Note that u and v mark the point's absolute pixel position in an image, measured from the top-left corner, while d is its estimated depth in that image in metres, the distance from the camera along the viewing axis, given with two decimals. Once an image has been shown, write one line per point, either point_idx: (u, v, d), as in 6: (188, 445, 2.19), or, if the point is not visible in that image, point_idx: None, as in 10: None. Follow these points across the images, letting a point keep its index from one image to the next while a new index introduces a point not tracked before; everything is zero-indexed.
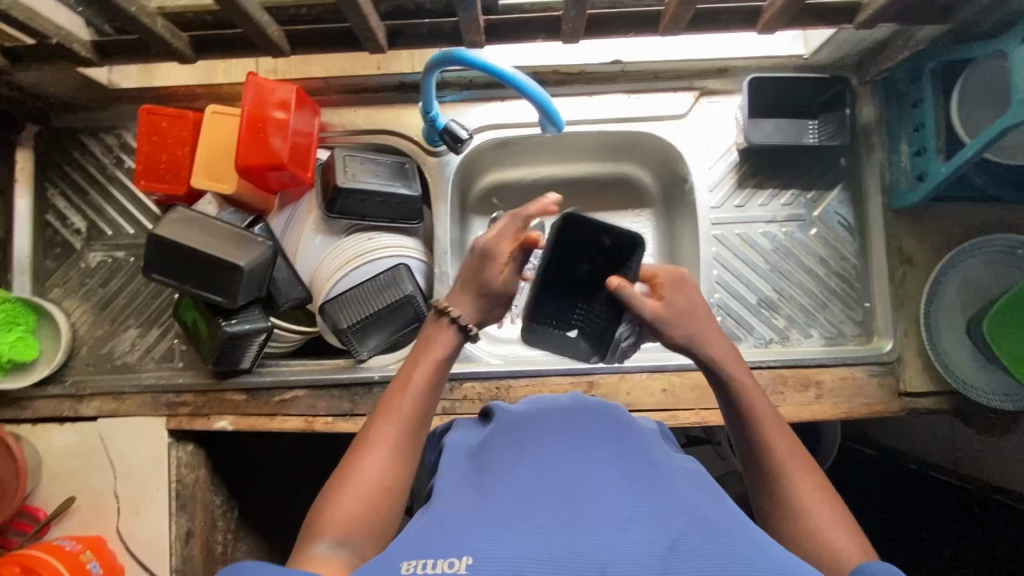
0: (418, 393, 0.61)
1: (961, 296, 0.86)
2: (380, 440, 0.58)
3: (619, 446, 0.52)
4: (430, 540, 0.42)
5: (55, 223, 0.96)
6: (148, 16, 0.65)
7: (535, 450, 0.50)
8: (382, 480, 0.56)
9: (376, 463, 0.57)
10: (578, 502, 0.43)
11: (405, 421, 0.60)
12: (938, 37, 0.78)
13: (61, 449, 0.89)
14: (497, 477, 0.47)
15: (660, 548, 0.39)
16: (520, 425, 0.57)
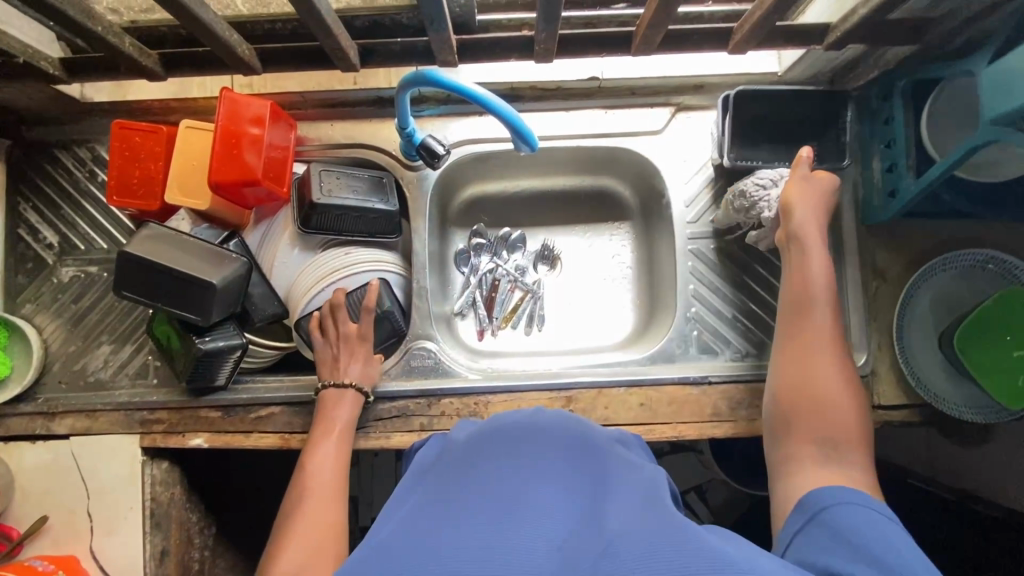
0: (334, 451, 0.79)
1: (933, 309, 0.88)
2: (308, 495, 0.74)
3: (571, 466, 0.51)
4: (376, 560, 0.42)
5: (27, 237, 0.95)
6: (114, 35, 0.65)
7: (486, 474, 0.50)
8: (322, 523, 0.72)
9: (313, 512, 0.72)
10: (522, 523, 0.43)
11: (324, 463, 0.78)
12: (908, 57, 0.78)
13: (33, 468, 0.88)
14: (450, 497, 0.47)
15: (594, 556, 0.39)
16: (478, 444, 0.56)
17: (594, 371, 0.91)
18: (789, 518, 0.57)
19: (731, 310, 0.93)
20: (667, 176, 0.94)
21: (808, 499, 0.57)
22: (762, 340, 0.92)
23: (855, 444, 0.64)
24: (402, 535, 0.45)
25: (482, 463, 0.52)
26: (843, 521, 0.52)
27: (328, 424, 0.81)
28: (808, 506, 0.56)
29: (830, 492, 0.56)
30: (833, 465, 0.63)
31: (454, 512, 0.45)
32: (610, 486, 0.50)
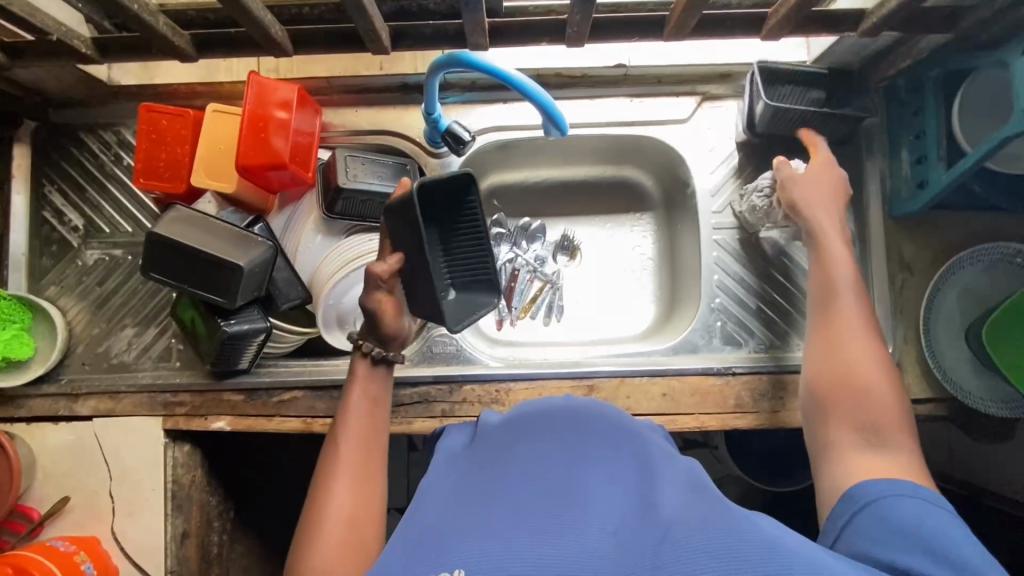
0: (361, 426, 0.68)
1: (960, 302, 0.87)
2: (335, 476, 0.62)
3: (609, 452, 0.51)
4: (423, 551, 0.42)
5: (52, 220, 0.95)
6: (150, 13, 0.65)
7: (526, 458, 0.50)
8: (350, 508, 0.60)
9: (341, 493, 0.61)
10: (570, 508, 0.44)
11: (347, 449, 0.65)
12: (940, 46, 0.78)
13: (56, 449, 0.88)
14: (491, 485, 0.48)
15: (650, 544, 0.40)
16: (511, 429, 0.57)
17: (616, 360, 0.91)
18: (834, 508, 0.56)
19: (755, 301, 0.93)
20: (692, 166, 0.94)
21: (853, 492, 0.55)
22: (785, 331, 0.92)
23: (898, 423, 0.61)
24: (447, 520, 0.45)
25: (521, 446, 0.53)
26: (895, 515, 0.50)
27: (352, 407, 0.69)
28: (853, 499, 0.54)
29: (873, 485, 0.55)
30: (877, 446, 0.59)
31: (500, 498, 0.46)
32: (652, 468, 0.50)
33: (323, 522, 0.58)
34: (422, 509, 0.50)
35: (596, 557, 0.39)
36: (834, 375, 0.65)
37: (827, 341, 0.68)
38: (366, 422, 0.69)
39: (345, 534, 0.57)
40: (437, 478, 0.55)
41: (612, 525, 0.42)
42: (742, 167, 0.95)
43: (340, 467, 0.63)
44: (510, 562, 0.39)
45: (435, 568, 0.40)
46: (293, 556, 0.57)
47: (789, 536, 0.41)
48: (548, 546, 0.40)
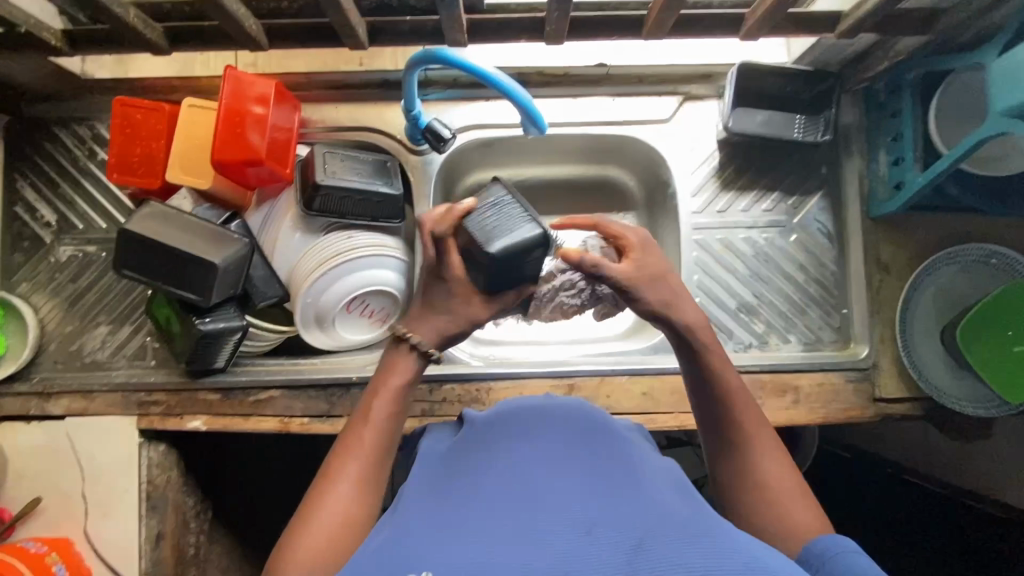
0: (381, 426, 0.61)
1: (936, 303, 0.87)
2: (343, 472, 0.57)
3: (592, 458, 0.51)
4: (397, 551, 0.42)
5: (24, 215, 0.93)
6: (121, 6, 0.64)
7: (503, 457, 0.50)
8: (349, 511, 0.55)
9: (343, 491, 0.56)
10: (544, 510, 0.43)
11: (361, 451, 0.59)
12: (917, 49, 0.78)
13: (27, 449, 0.86)
14: (468, 490, 0.47)
15: (625, 552, 0.40)
16: (491, 431, 0.57)
17: (596, 360, 0.91)
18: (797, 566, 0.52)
19: (735, 301, 0.93)
20: (673, 166, 0.94)
21: (810, 548, 0.52)
22: (766, 331, 0.93)
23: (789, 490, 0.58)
24: (421, 521, 0.45)
25: (498, 446, 0.52)
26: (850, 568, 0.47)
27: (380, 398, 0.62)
28: (811, 555, 0.51)
29: (831, 538, 0.51)
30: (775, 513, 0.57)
31: (475, 499, 0.45)
32: (627, 467, 0.51)
33: (319, 521, 0.53)
34: (401, 507, 0.50)
35: (571, 561, 0.39)
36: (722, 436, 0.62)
37: (708, 402, 0.63)
38: (386, 424, 0.61)
39: (339, 536, 0.53)
40: (415, 475, 0.54)
41: (585, 527, 0.42)
42: (724, 167, 0.96)
43: (350, 465, 0.58)
44: (487, 566, 0.38)
45: (405, 570, 0.39)
46: (281, 544, 0.53)
47: (757, 545, 0.43)
48: (523, 550, 0.40)
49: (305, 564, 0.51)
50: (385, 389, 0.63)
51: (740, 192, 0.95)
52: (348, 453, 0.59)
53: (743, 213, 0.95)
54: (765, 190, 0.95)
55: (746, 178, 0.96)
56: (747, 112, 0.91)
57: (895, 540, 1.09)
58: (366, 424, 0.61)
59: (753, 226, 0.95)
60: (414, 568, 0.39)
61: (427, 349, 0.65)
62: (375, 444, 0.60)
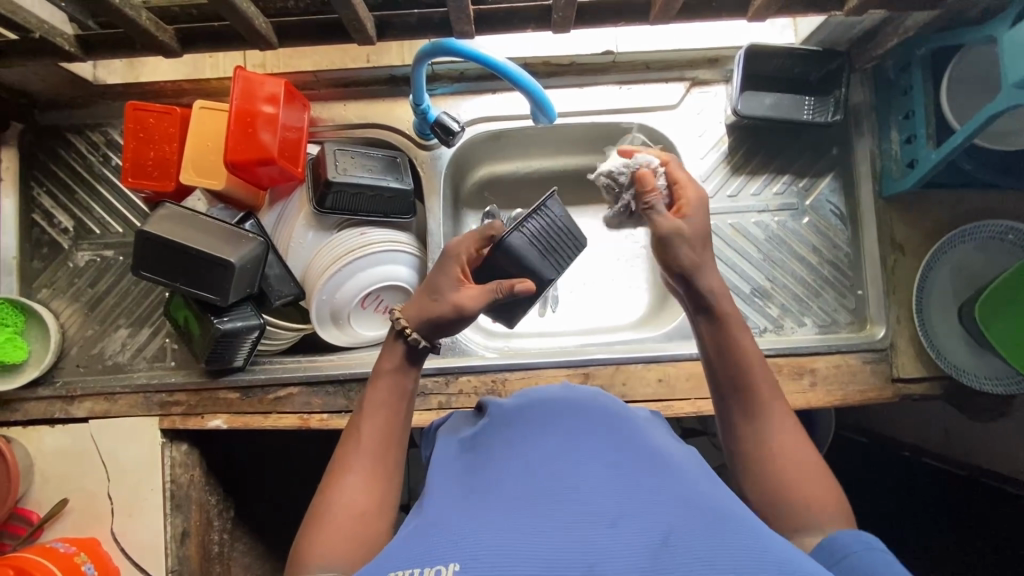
0: (381, 419, 0.61)
1: (953, 280, 0.87)
2: (349, 466, 0.57)
3: (615, 448, 0.50)
4: (419, 547, 0.42)
5: (42, 222, 0.95)
6: (132, 8, 0.64)
7: (529, 450, 0.51)
8: (358, 504, 0.55)
9: (352, 485, 0.56)
10: (570, 502, 0.43)
11: (364, 445, 0.59)
12: (926, 25, 0.77)
13: (53, 451, 0.88)
14: (491, 484, 0.47)
15: (649, 547, 0.39)
16: (516, 424, 0.57)
17: (611, 349, 0.91)
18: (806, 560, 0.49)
19: (749, 285, 0.93)
20: (683, 153, 0.94)
21: (831, 541, 0.48)
22: (780, 315, 0.92)
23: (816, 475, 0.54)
24: (446, 512, 0.45)
25: (524, 440, 0.53)
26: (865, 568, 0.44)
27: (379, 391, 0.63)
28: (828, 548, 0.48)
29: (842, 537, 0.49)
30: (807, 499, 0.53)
31: (500, 492, 0.46)
32: (655, 457, 0.50)
33: (331, 516, 0.54)
34: (426, 502, 0.50)
35: (595, 552, 0.39)
36: (726, 387, 0.61)
37: (724, 366, 0.61)
38: (387, 416, 0.62)
39: (352, 528, 0.53)
40: (441, 466, 0.55)
41: (609, 520, 0.41)
42: (733, 153, 0.95)
43: (356, 457, 0.58)
44: (513, 555, 0.39)
45: (430, 560, 0.40)
46: (298, 541, 0.53)
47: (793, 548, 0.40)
48: (547, 540, 0.40)
49: (322, 555, 0.51)
50: (381, 381, 0.63)
51: (750, 177, 0.95)
52: (349, 447, 0.59)
53: (753, 196, 0.95)
54: (776, 173, 0.95)
55: (756, 162, 0.96)
56: (754, 95, 0.91)
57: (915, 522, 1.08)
58: (366, 418, 0.61)
59: (763, 210, 0.94)
60: (437, 558, 0.40)
61: (415, 338, 0.64)
62: (380, 436, 0.60)
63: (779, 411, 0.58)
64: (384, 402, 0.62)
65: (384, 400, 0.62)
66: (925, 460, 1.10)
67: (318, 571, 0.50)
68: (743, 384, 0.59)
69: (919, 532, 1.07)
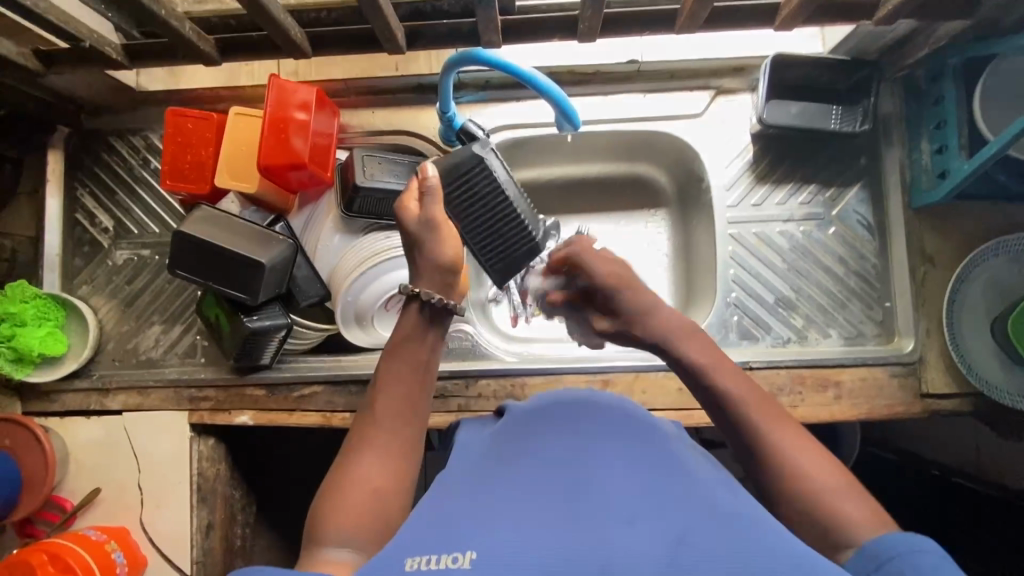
0: (398, 393, 0.63)
1: (986, 293, 0.85)
2: (366, 445, 0.59)
3: (626, 448, 0.51)
4: (436, 535, 0.42)
5: (84, 222, 0.99)
6: (176, 19, 0.68)
7: (543, 451, 0.51)
8: (372, 481, 0.56)
9: (369, 460, 0.57)
10: (582, 503, 0.43)
11: (380, 424, 0.60)
12: (960, 34, 0.76)
13: (87, 442, 0.91)
14: (506, 480, 0.48)
15: (667, 544, 0.39)
16: (530, 424, 0.57)
17: (631, 356, 0.91)
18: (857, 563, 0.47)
19: (772, 295, 0.92)
20: (706, 161, 0.94)
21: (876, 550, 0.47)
22: (804, 326, 0.91)
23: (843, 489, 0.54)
24: (463, 506, 0.46)
25: (539, 440, 0.53)
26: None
27: (393, 367, 0.64)
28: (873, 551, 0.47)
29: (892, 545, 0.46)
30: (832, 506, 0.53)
31: (512, 491, 0.46)
32: (669, 460, 0.50)
33: (347, 487, 0.55)
34: (441, 494, 0.50)
35: (613, 549, 0.39)
36: (739, 444, 0.59)
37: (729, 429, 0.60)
38: (402, 393, 0.63)
39: (367, 501, 0.54)
40: (457, 463, 0.56)
41: (625, 520, 0.41)
42: (757, 162, 0.95)
43: (371, 437, 0.60)
44: (527, 552, 0.39)
45: (447, 548, 0.40)
46: (315, 508, 0.54)
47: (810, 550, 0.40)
48: (562, 538, 0.40)
49: (339, 528, 0.51)
50: (396, 359, 0.65)
51: (774, 186, 0.95)
52: (367, 427, 0.60)
53: (778, 206, 0.94)
54: (802, 182, 0.94)
55: (781, 171, 0.95)
56: (780, 104, 0.91)
57: (942, 541, 1.05)
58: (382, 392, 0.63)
59: (788, 220, 0.94)
60: (455, 547, 0.40)
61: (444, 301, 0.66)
62: (394, 410, 0.62)
63: (791, 439, 0.57)
64: (399, 379, 0.63)
65: (400, 374, 0.64)
66: (955, 479, 1.07)
67: (332, 539, 0.50)
68: (752, 434, 0.58)
69: (946, 552, 1.04)
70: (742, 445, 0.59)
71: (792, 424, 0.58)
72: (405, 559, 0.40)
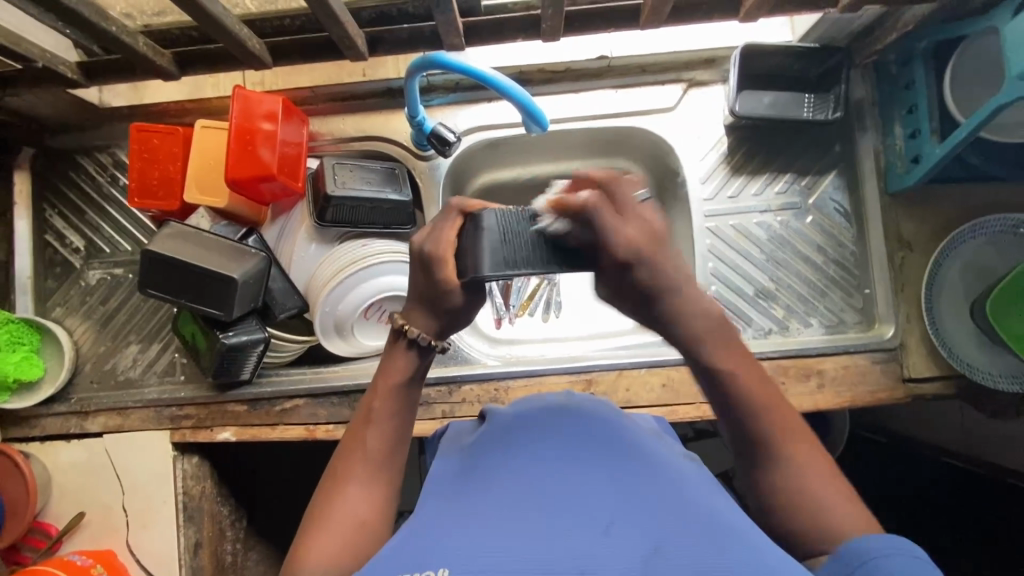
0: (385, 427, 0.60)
1: (963, 276, 0.85)
2: (354, 474, 0.58)
3: (608, 450, 0.50)
4: (411, 550, 0.42)
5: (55, 243, 0.97)
6: (129, 35, 0.66)
7: (523, 455, 0.50)
8: (360, 513, 0.55)
9: (356, 492, 0.56)
10: (561, 507, 0.43)
11: (369, 455, 0.59)
12: (928, 17, 0.75)
13: (70, 465, 0.90)
14: (486, 487, 0.47)
15: (643, 552, 0.39)
16: (513, 427, 0.57)
17: (614, 354, 0.90)
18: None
19: (752, 286, 0.92)
20: (681, 154, 0.94)
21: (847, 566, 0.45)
22: (785, 316, 0.91)
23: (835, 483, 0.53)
24: (442, 519, 0.45)
25: (520, 445, 0.52)
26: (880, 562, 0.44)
27: (380, 394, 0.61)
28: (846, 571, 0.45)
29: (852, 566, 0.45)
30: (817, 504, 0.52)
31: (492, 498, 0.46)
32: (648, 461, 0.49)
33: (330, 524, 0.54)
34: (421, 505, 0.50)
35: (589, 557, 0.39)
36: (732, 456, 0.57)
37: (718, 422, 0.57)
38: (391, 425, 0.61)
39: (353, 535, 0.54)
40: (438, 472, 0.55)
41: (603, 525, 0.41)
42: (733, 152, 0.94)
43: (359, 466, 0.58)
44: (502, 561, 0.39)
45: (420, 565, 0.40)
46: (295, 542, 0.54)
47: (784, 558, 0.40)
48: (539, 545, 0.40)
49: (322, 564, 0.50)
50: (385, 390, 0.61)
51: (751, 176, 0.94)
52: (352, 454, 0.59)
53: (755, 197, 0.94)
54: (778, 172, 0.94)
55: (757, 161, 0.94)
56: (752, 94, 0.90)
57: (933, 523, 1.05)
58: (371, 425, 0.60)
59: (765, 210, 0.93)
60: (428, 563, 0.40)
61: (428, 341, 0.61)
62: (378, 446, 0.59)
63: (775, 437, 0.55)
64: (390, 412, 0.61)
65: (387, 407, 0.61)
66: (945, 459, 1.07)
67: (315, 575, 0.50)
68: (747, 420, 0.56)
69: (935, 532, 1.05)
70: (740, 431, 0.56)
71: (784, 421, 0.56)
72: None
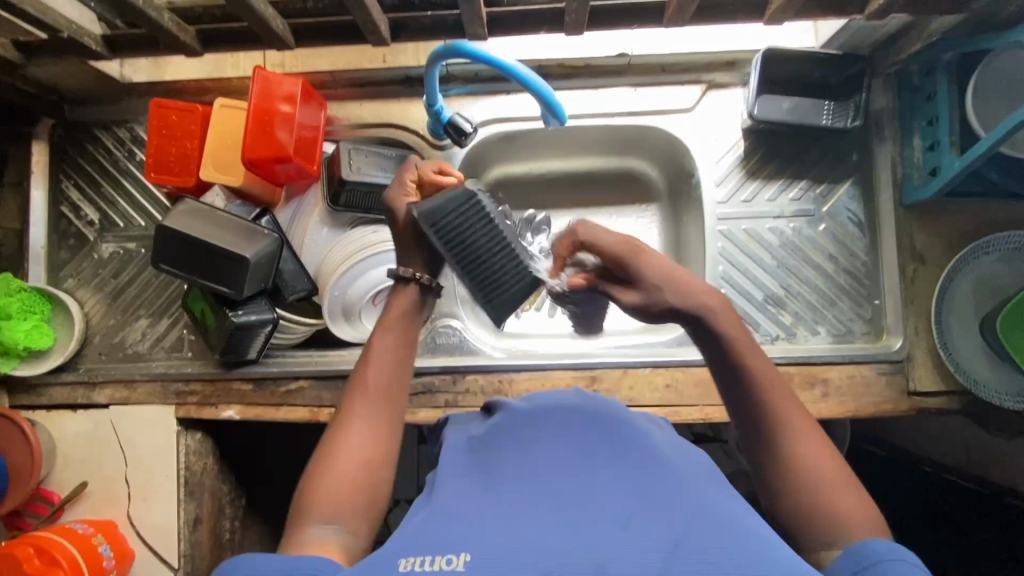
0: (387, 365, 0.62)
1: (974, 292, 0.84)
2: (358, 411, 0.59)
3: (618, 447, 0.50)
4: (429, 534, 0.42)
5: (69, 214, 0.98)
6: (155, 9, 0.66)
7: (537, 452, 0.51)
8: (366, 451, 0.57)
9: (359, 428, 0.58)
10: (577, 505, 0.43)
11: (372, 394, 0.61)
12: (954, 29, 0.75)
13: (76, 435, 0.91)
14: (501, 481, 0.47)
15: (660, 549, 0.39)
16: (527, 420, 0.57)
17: (619, 353, 0.90)
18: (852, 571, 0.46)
19: (761, 292, 0.92)
20: (697, 156, 0.93)
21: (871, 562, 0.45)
22: (793, 322, 0.91)
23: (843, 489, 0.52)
24: (461, 509, 0.45)
25: (535, 442, 0.52)
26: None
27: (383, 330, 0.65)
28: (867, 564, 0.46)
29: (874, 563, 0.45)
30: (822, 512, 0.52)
31: (510, 491, 0.46)
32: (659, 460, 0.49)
33: (334, 462, 0.55)
34: (435, 490, 0.50)
35: (605, 552, 0.39)
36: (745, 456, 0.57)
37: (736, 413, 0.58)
38: (394, 361, 0.63)
39: (357, 475, 0.55)
40: (451, 457, 0.55)
41: (622, 522, 0.41)
42: (749, 156, 0.94)
43: (360, 404, 0.60)
44: (516, 552, 0.39)
45: (442, 549, 0.40)
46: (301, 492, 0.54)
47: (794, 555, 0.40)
48: (554, 539, 0.40)
49: (329, 506, 0.52)
50: (386, 329, 0.65)
51: (766, 181, 0.94)
52: (356, 393, 0.61)
53: (769, 202, 0.94)
54: (793, 179, 0.94)
55: (773, 166, 0.94)
56: (772, 98, 0.90)
57: (931, 538, 1.05)
58: (371, 361, 0.63)
59: (779, 216, 0.93)
60: (449, 548, 0.40)
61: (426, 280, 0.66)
62: (381, 387, 0.61)
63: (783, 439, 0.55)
64: (390, 349, 0.63)
65: (387, 342, 0.64)
66: (945, 476, 1.06)
67: (320, 520, 0.51)
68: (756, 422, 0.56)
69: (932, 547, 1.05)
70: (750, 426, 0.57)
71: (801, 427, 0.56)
72: (395, 562, 0.40)
